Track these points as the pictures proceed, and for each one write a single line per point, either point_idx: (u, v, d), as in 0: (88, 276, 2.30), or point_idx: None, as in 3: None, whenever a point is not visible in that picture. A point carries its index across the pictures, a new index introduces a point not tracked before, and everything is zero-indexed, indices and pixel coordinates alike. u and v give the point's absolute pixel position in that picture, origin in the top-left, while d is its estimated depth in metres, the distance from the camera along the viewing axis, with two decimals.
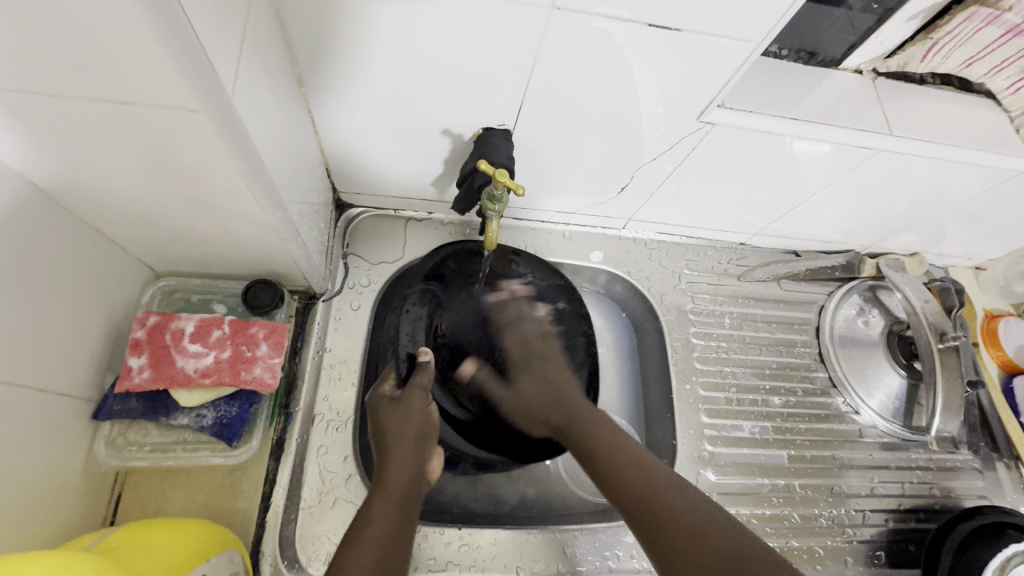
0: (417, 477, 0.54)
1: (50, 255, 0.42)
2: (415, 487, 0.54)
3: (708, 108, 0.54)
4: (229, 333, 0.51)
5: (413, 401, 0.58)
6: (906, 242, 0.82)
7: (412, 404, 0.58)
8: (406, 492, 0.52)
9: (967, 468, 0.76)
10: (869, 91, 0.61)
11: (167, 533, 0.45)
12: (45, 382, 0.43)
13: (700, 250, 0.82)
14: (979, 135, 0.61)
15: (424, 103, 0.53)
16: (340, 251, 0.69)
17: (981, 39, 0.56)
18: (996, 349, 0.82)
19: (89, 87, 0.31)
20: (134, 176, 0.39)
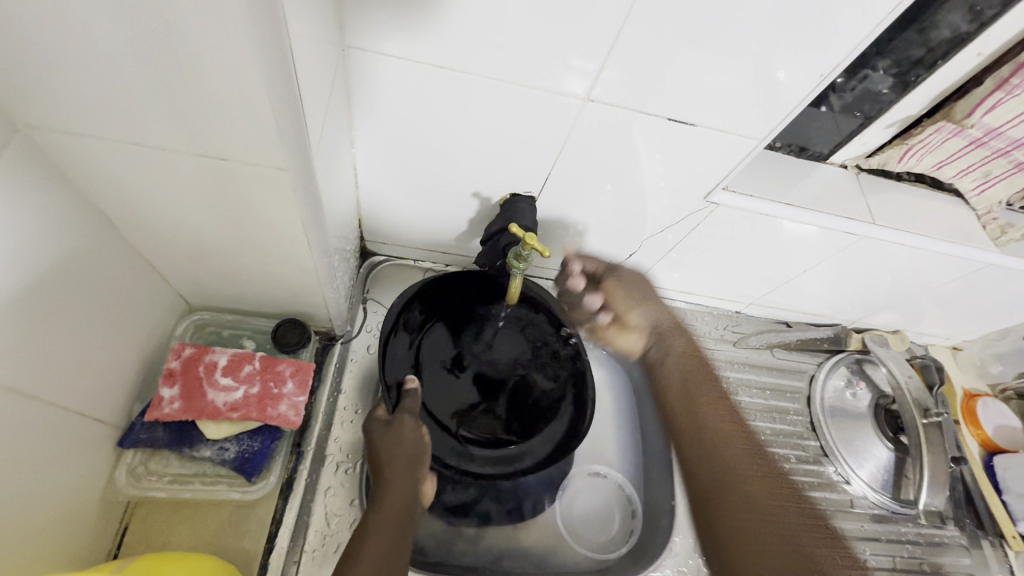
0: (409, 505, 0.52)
1: (111, 286, 0.45)
2: (409, 517, 0.51)
3: (713, 190, 0.61)
4: (259, 369, 0.53)
5: (404, 426, 0.54)
6: (889, 320, 0.88)
7: (402, 430, 0.54)
8: (400, 520, 0.50)
9: (954, 544, 0.78)
10: (853, 184, 0.69)
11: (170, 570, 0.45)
12: (83, 406, 0.45)
13: (699, 316, 0.87)
14: (951, 229, 0.69)
15: (459, 168, 0.59)
16: (360, 296, 0.72)
17: (949, 147, 0.64)
18: (976, 427, 0.86)
19: (195, 143, 0.35)
20: (203, 216, 0.43)
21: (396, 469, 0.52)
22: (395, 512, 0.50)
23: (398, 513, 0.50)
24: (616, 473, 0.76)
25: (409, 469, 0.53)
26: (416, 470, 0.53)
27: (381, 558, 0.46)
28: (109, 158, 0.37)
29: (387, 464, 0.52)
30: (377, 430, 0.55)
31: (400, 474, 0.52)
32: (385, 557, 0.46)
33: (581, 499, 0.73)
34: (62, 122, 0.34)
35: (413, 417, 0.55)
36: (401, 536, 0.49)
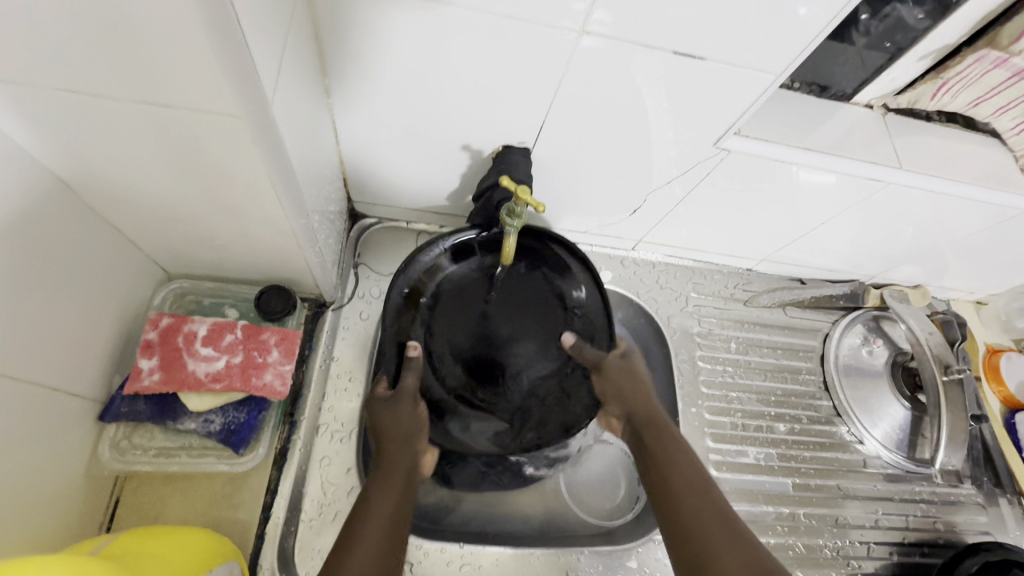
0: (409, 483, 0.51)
1: (75, 255, 0.42)
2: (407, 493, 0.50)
3: (724, 135, 0.55)
4: (241, 338, 0.50)
5: (403, 402, 0.55)
6: (909, 274, 0.83)
7: (401, 406, 0.54)
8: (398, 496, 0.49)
9: (970, 503, 0.76)
10: (878, 126, 0.63)
11: (168, 535, 0.45)
12: (55, 381, 0.42)
13: (708, 274, 0.83)
14: (986, 173, 0.63)
15: (447, 118, 0.54)
16: (351, 260, 0.69)
17: (989, 81, 0.58)
18: (998, 384, 0.82)
19: (135, 89, 0.31)
20: (161, 174, 0.39)
21: (403, 468, 0.51)
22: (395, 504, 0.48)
23: (399, 507, 0.48)
24: (622, 439, 0.72)
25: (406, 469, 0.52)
26: (414, 449, 0.54)
27: (380, 544, 0.44)
28: (44, 109, 0.33)
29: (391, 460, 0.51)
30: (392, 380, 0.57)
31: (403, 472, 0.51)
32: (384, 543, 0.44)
33: (586, 466, 0.70)
34: None
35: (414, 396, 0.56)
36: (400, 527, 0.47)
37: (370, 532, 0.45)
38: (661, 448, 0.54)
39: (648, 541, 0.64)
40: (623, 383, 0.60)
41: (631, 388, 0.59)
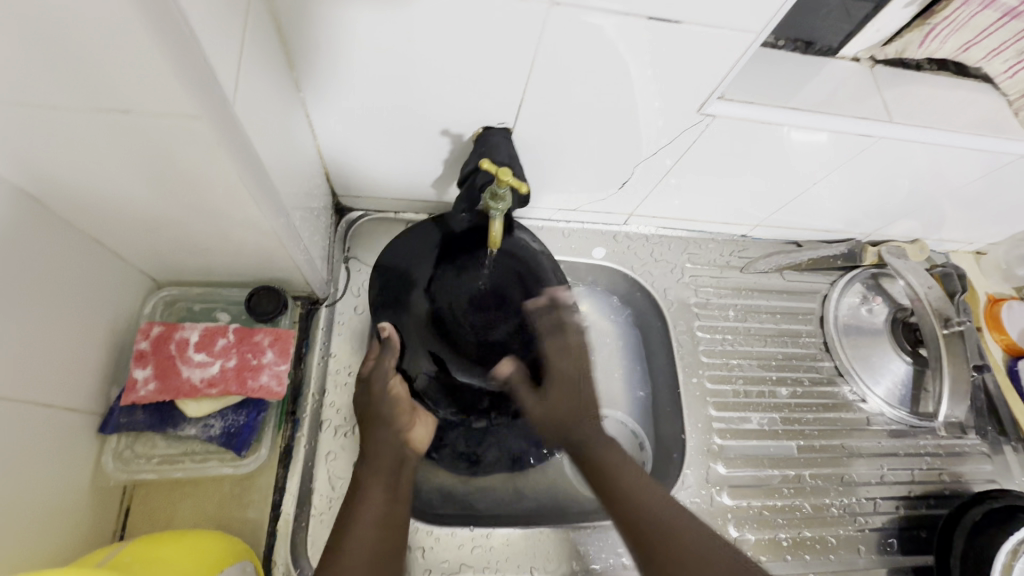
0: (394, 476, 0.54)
1: (58, 270, 0.42)
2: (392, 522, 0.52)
3: (707, 101, 0.54)
4: (233, 341, 0.50)
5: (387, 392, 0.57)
6: (906, 229, 0.83)
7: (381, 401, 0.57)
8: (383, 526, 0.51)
9: (975, 453, 0.76)
10: (867, 80, 0.61)
11: (186, 541, 0.45)
12: (51, 398, 0.42)
13: (702, 243, 0.82)
14: (978, 120, 0.61)
15: (423, 103, 0.53)
16: (341, 256, 0.68)
17: (978, 23, 0.56)
18: (1000, 332, 0.82)
19: (91, 97, 0.30)
20: (131, 182, 0.38)
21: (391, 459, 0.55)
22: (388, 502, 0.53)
23: (390, 512, 0.52)
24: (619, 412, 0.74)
25: (393, 478, 0.54)
26: (393, 440, 0.56)
27: (378, 529, 0.50)
28: (4, 127, 0.32)
29: (377, 454, 0.55)
30: (360, 395, 0.58)
31: (384, 491, 0.53)
32: (380, 549, 0.49)
33: None
34: None
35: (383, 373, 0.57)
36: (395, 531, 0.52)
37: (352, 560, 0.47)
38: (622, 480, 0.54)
39: None
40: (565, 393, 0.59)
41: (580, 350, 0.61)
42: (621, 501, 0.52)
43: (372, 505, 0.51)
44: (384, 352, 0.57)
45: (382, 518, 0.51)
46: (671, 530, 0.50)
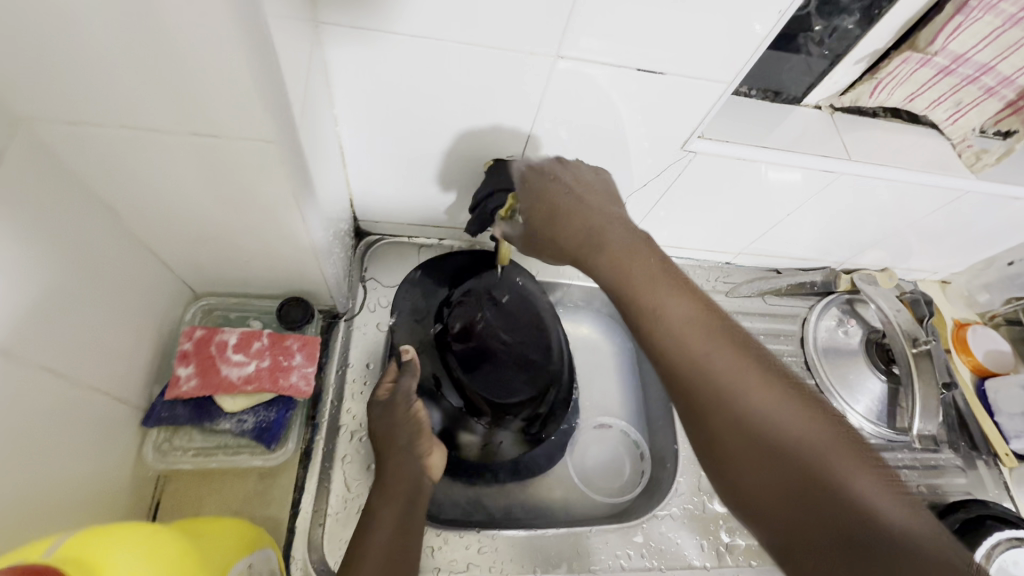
0: (414, 490, 0.58)
1: (121, 273, 0.48)
2: (403, 541, 0.54)
3: (689, 138, 0.62)
4: (268, 344, 0.54)
5: (398, 406, 0.61)
6: (876, 258, 0.90)
7: (397, 410, 0.60)
8: (397, 544, 0.53)
9: (950, 466, 0.81)
10: (828, 125, 0.70)
11: (200, 531, 0.43)
12: (108, 388, 0.47)
13: (690, 269, 0.89)
14: (926, 159, 0.70)
15: (443, 137, 0.60)
16: (359, 275, 0.75)
17: (918, 78, 0.65)
18: (967, 354, 0.88)
19: (184, 123, 0.37)
20: (197, 196, 0.44)
21: (402, 480, 0.57)
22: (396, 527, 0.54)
23: (399, 536, 0.54)
24: (620, 422, 0.79)
25: (406, 506, 0.56)
26: (415, 458, 0.59)
27: (391, 550, 0.52)
28: (103, 147, 0.38)
29: (393, 472, 0.58)
30: (381, 417, 0.60)
31: (396, 510, 0.55)
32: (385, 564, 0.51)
33: (591, 453, 0.77)
34: (52, 111, 0.35)
35: (407, 396, 0.61)
36: (405, 555, 0.53)
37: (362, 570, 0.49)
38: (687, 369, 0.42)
39: (652, 517, 0.68)
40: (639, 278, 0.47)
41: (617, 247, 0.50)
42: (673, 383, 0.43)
43: (382, 532, 0.53)
44: (407, 370, 0.63)
45: (397, 532, 0.54)
46: (708, 389, 0.41)
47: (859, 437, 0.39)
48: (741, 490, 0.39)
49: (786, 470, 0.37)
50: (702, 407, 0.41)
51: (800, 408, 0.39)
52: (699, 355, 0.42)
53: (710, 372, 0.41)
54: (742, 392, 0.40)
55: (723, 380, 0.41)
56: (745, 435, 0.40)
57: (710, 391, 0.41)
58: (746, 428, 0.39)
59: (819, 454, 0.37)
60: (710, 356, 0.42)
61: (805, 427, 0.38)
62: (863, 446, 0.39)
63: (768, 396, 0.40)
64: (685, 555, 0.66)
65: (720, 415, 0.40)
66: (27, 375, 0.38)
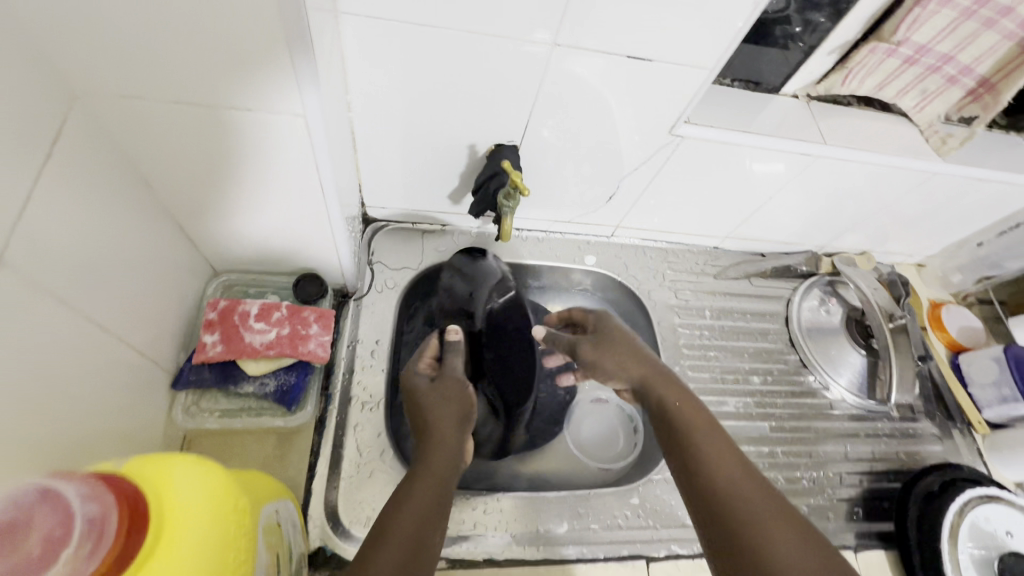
0: (452, 466, 0.54)
1: (154, 246, 0.51)
2: (437, 514, 0.49)
3: (676, 123, 0.66)
4: (287, 314, 0.59)
5: (448, 384, 0.62)
6: (855, 242, 0.96)
7: (446, 386, 0.61)
8: (430, 512, 0.48)
9: (927, 434, 0.86)
10: (805, 113, 0.75)
11: (242, 476, 0.46)
12: (142, 349, 0.51)
13: (680, 253, 0.94)
14: (895, 144, 0.75)
15: (449, 124, 0.65)
16: (367, 258, 0.79)
17: (886, 68, 0.71)
18: (942, 331, 0.93)
19: (222, 99, 0.41)
20: (228, 170, 0.48)
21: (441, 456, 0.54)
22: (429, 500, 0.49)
23: (431, 510, 0.48)
24: (614, 396, 0.84)
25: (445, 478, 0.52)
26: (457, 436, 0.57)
27: (417, 521, 0.47)
28: (147, 121, 0.42)
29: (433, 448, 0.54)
30: (428, 389, 0.61)
31: (435, 481, 0.51)
32: (417, 534, 0.45)
33: (587, 425, 0.82)
34: (106, 85, 0.39)
35: (456, 379, 0.63)
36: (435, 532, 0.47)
37: (391, 537, 0.44)
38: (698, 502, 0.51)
39: (647, 481, 0.72)
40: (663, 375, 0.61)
41: (631, 359, 0.64)
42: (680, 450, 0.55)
43: (411, 503, 0.48)
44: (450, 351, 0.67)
45: (434, 502, 0.49)
46: (707, 468, 0.52)
47: (816, 527, 0.47)
48: (712, 543, 0.49)
49: (739, 540, 0.46)
50: (698, 485, 0.52)
51: (751, 481, 0.50)
52: (700, 432, 0.54)
53: (710, 471, 0.51)
54: (726, 475, 0.51)
55: (714, 463, 0.52)
56: (720, 498, 0.49)
57: (705, 484, 0.51)
58: (722, 495, 0.49)
59: (766, 530, 0.46)
60: (715, 466, 0.52)
61: (763, 510, 0.47)
62: (808, 534, 0.46)
63: (744, 483, 0.50)
64: (678, 515, 0.70)
65: (707, 480, 0.51)
66: (73, 329, 0.41)
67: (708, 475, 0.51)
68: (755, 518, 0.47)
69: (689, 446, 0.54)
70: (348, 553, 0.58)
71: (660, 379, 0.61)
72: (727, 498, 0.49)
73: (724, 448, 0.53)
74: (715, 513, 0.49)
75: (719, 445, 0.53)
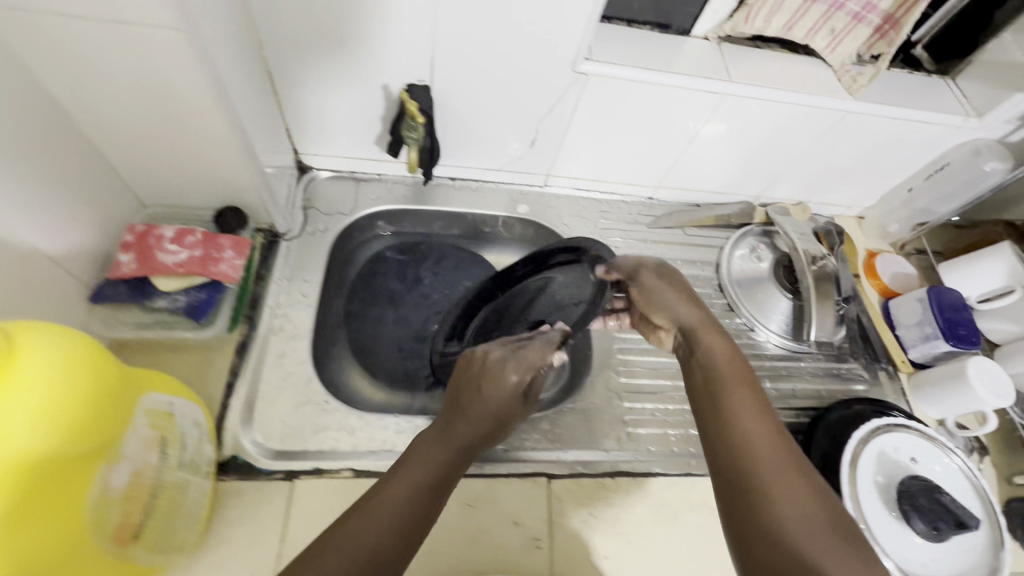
0: (464, 457, 0.51)
1: (66, 164, 0.56)
2: (434, 503, 0.46)
3: (578, 59, 0.69)
4: (200, 238, 0.62)
5: (531, 355, 0.60)
6: (788, 191, 0.97)
7: (490, 371, 0.56)
8: (428, 502, 0.46)
9: (852, 375, 0.87)
10: (716, 53, 0.77)
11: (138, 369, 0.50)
12: (52, 253, 0.56)
13: (614, 204, 0.96)
14: (803, 82, 0.77)
15: (359, 63, 0.68)
16: (301, 203, 0.83)
17: (789, 4, 0.73)
18: (874, 278, 0.95)
19: (101, 11, 0.45)
20: (129, 88, 0.53)
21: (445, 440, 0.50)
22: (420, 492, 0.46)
23: (424, 498, 0.46)
24: None
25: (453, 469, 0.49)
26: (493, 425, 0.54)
27: (400, 519, 0.43)
28: (39, 35, 0.47)
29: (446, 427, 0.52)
30: (472, 367, 0.57)
31: (439, 465, 0.48)
32: (403, 524, 0.43)
33: None
34: None
35: (486, 358, 0.58)
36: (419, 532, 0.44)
37: (386, 515, 0.43)
38: (721, 462, 0.49)
39: (560, 410, 0.74)
40: (733, 367, 0.55)
41: (704, 324, 0.61)
42: (711, 433, 0.51)
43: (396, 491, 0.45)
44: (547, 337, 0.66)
45: (429, 493, 0.46)
46: (735, 451, 0.48)
47: (853, 528, 0.43)
48: (738, 534, 0.45)
49: (768, 539, 0.43)
50: (732, 465, 0.48)
51: (784, 446, 0.48)
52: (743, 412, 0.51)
53: (750, 453, 0.48)
54: (764, 457, 0.47)
55: (748, 452, 0.48)
56: (746, 484, 0.46)
57: (742, 465, 0.48)
58: (750, 485, 0.46)
59: (802, 535, 0.42)
60: (756, 443, 0.48)
61: (793, 510, 0.44)
62: (853, 544, 0.42)
63: (784, 471, 0.46)
64: (587, 440, 0.72)
65: (741, 466, 0.47)
66: None
67: (738, 459, 0.48)
68: (783, 517, 0.43)
69: (730, 422, 0.51)
70: (258, 461, 0.63)
71: (705, 335, 0.60)
72: (765, 486, 0.45)
73: (762, 409, 0.51)
74: (726, 478, 0.48)
75: (757, 418, 0.50)
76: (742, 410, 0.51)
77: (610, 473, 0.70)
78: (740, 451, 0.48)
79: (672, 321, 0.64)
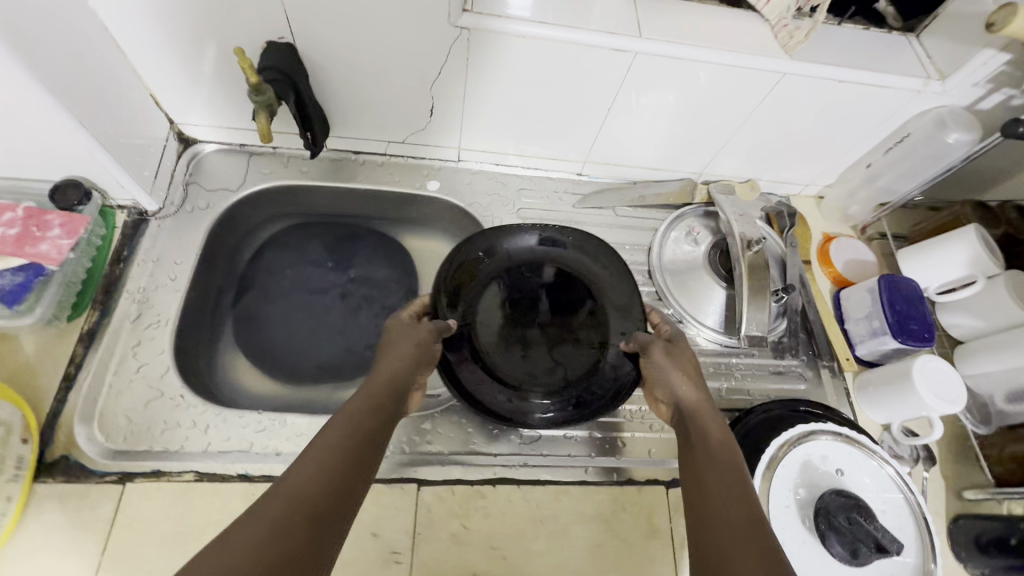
0: (377, 427, 0.49)
1: None
2: (339, 474, 0.43)
3: (453, 12, 0.60)
4: (21, 216, 0.59)
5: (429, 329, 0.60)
6: (734, 167, 0.87)
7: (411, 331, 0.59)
8: (332, 469, 0.43)
9: (791, 373, 0.78)
10: (627, 5, 0.67)
11: None
12: None
13: (539, 181, 0.88)
14: (730, 39, 0.67)
15: (207, 18, 0.60)
16: (181, 178, 0.76)
17: None
18: (828, 266, 0.85)
19: None
20: None
21: (362, 408, 0.50)
22: (341, 459, 0.45)
23: (327, 464, 0.43)
24: None
25: (353, 429, 0.47)
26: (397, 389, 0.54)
27: (308, 484, 0.42)
28: None
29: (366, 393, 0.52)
30: (399, 327, 0.60)
31: (346, 426, 0.47)
32: (289, 497, 0.40)
33: None
34: None
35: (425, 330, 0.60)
36: (344, 503, 0.42)
37: (279, 483, 0.41)
38: (698, 531, 0.44)
39: (445, 409, 0.67)
40: (716, 430, 0.53)
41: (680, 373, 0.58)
42: (696, 501, 0.47)
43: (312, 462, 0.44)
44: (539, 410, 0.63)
45: (335, 459, 0.44)
46: (714, 519, 0.44)
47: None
48: None
49: None
50: (708, 535, 0.43)
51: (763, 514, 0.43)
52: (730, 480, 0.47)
53: (729, 519, 0.43)
54: (745, 522, 0.43)
55: (727, 514, 0.44)
56: (719, 544, 0.42)
57: (720, 530, 0.43)
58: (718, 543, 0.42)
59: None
60: (734, 511, 0.44)
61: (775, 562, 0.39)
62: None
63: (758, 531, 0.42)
64: (471, 442, 0.65)
65: (716, 535, 0.43)
66: None
67: (714, 523, 0.44)
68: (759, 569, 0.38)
69: (712, 488, 0.46)
70: (90, 461, 0.57)
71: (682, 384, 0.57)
72: (732, 545, 0.41)
73: (738, 477, 0.47)
74: (701, 541, 0.43)
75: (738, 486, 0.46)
76: (741, 483, 0.47)
77: (492, 480, 0.63)
78: (719, 511, 0.44)
79: (668, 398, 0.59)
